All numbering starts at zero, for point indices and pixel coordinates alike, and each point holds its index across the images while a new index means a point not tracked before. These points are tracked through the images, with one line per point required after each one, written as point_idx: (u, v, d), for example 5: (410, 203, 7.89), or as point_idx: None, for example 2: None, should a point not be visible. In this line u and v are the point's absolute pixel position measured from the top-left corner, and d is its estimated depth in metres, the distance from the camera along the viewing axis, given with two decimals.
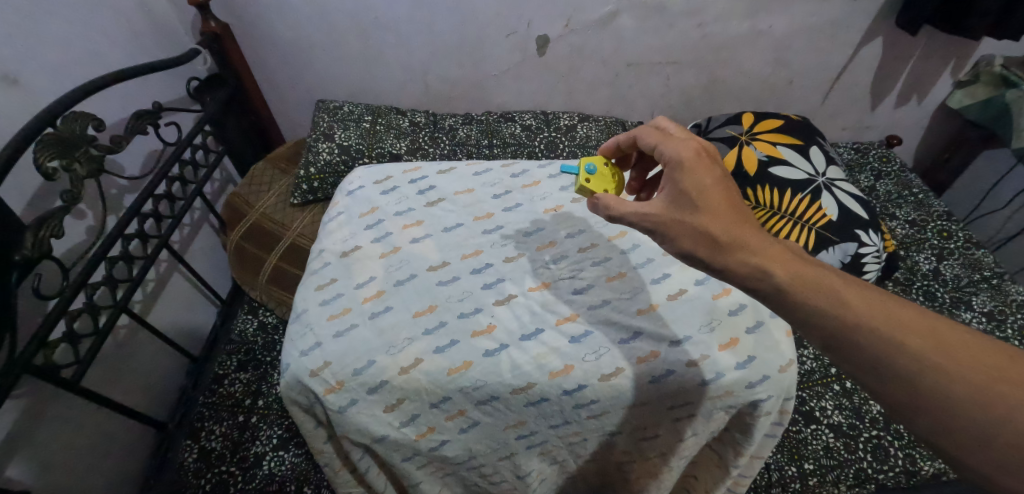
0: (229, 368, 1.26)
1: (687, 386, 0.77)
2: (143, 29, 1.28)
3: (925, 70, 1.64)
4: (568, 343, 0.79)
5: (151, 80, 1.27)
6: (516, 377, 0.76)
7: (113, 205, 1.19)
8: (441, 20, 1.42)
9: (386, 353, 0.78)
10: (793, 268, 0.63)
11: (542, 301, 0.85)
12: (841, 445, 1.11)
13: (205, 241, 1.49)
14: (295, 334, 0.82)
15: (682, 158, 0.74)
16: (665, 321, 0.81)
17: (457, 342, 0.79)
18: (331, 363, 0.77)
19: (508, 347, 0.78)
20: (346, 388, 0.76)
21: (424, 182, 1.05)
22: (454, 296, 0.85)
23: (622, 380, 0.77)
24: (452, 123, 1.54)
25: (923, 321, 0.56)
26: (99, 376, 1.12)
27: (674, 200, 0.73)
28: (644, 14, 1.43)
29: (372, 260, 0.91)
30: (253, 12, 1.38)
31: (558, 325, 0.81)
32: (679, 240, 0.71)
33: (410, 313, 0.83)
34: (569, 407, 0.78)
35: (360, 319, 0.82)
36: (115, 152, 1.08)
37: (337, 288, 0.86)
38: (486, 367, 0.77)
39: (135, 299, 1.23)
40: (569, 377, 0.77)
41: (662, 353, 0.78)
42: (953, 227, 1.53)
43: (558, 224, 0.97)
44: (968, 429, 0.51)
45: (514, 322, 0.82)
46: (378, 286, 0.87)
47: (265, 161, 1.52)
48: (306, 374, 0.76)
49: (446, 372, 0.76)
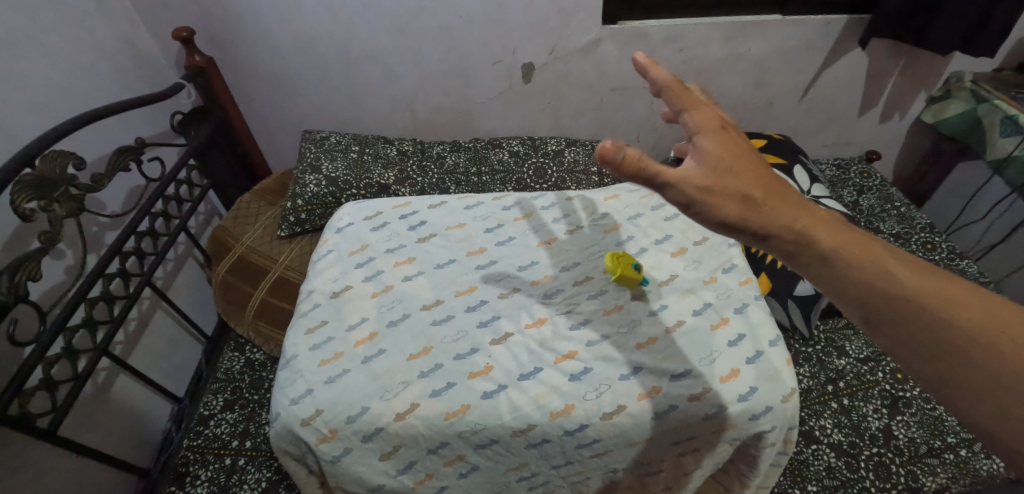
0: (215, 408, 1.22)
1: (690, 421, 0.76)
2: (125, 65, 1.27)
3: (901, 89, 1.69)
4: (568, 382, 0.78)
5: (133, 116, 1.26)
6: (515, 419, 0.75)
7: (93, 243, 1.16)
8: (427, 51, 1.43)
9: (381, 399, 0.75)
10: (837, 234, 0.59)
11: (539, 339, 0.83)
12: (843, 465, 1.10)
13: (189, 276, 1.46)
14: (284, 381, 0.79)
15: (709, 118, 0.64)
16: (664, 355, 0.81)
17: (454, 384, 0.77)
18: (323, 411, 0.75)
19: (507, 388, 0.77)
20: (340, 436, 0.74)
21: (415, 217, 1.04)
22: (449, 336, 0.84)
23: (623, 418, 0.75)
24: (440, 151, 1.54)
25: (978, 298, 0.52)
26: (77, 424, 1.07)
27: (710, 165, 0.62)
28: (626, 40, 1.46)
29: (363, 300, 0.89)
30: (238, 46, 1.38)
31: (557, 363, 0.80)
32: (724, 209, 0.60)
33: (404, 356, 0.81)
34: (571, 447, 0.76)
35: (353, 364, 0.80)
36: (95, 191, 1.06)
37: (328, 331, 0.85)
38: (484, 410, 0.75)
39: (116, 340, 1.19)
40: (570, 417, 0.75)
41: (662, 388, 0.77)
42: (937, 239, 1.55)
43: (551, 257, 0.96)
44: (1014, 408, 0.48)
45: (512, 362, 0.80)
46: (371, 327, 0.85)
47: (250, 194, 1.50)
48: (297, 423, 0.74)
49: (443, 417, 0.74)
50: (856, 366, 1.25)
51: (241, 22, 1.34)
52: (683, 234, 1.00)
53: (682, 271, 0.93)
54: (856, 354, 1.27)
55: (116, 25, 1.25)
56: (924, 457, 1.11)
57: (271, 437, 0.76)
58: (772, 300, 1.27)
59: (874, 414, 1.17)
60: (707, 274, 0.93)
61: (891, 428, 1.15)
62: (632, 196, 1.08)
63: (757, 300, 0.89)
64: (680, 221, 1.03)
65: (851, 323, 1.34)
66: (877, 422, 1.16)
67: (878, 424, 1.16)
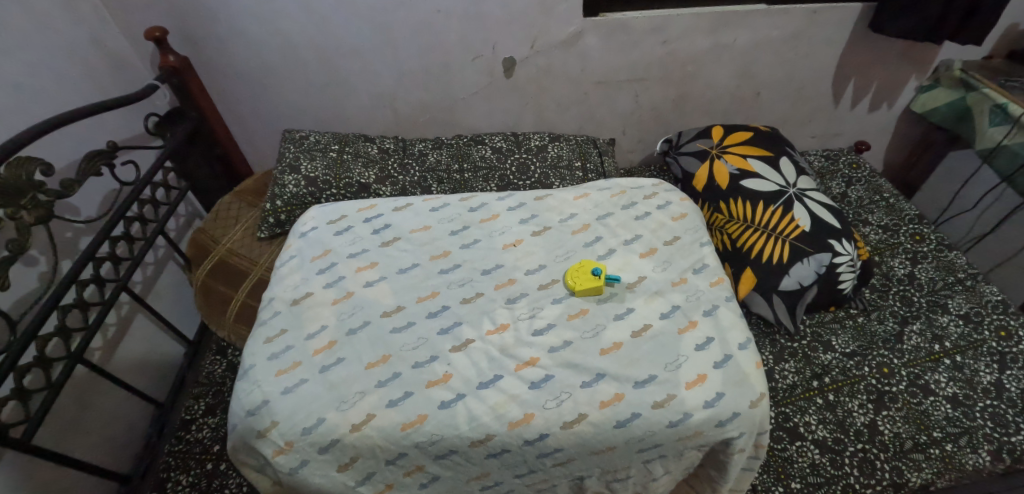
0: (196, 413, 1.21)
1: (655, 429, 0.77)
2: (97, 68, 1.25)
3: (889, 78, 1.66)
4: (529, 390, 0.79)
5: (105, 120, 1.24)
6: (473, 429, 0.76)
7: (68, 249, 1.14)
8: (406, 47, 1.41)
9: (336, 410, 0.76)
10: None
11: (500, 346, 0.84)
12: (827, 462, 1.09)
13: (169, 280, 1.44)
14: (240, 392, 0.80)
15: None
16: (629, 360, 0.82)
17: (411, 394, 0.78)
18: (278, 423, 0.76)
19: (465, 397, 0.78)
20: (296, 448, 0.75)
21: (380, 220, 1.04)
22: (408, 344, 0.84)
23: (585, 426, 0.77)
24: (421, 148, 1.51)
25: None
26: (56, 433, 1.07)
27: None
28: (608, 32, 1.43)
29: (322, 307, 0.90)
30: (213, 44, 1.36)
31: (517, 371, 0.81)
32: None
33: (362, 364, 0.82)
34: (533, 456, 0.77)
35: (310, 374, 0.81)
36: (65, 197, 1.03)
37: (286, 340, 0.85)
38: (441, 420, 0.76)
39: (94, 347, 1.18)
40: (530, 426, 0.76)
41: (626, 395, 0.79)
42: (926, 230, 1.54)
43: (517, 260, 0.98)
44: None
45: (471, 370, 0.81)
46: (330, 336, 0.86)
47: (231, 195, 1.48)
48: (253, 436, 0.76)
49: (399, 428, 0.75)
50: (842, 361, 1.24)
51: (214, 21, 1.31)
52: (653, 234, 1.03)
53: (651, 272, 0.96)
54: (842, 348, 1.26)
55: (87, 27, 1.23)
56: (909, 452, 1.11)
57: (229, 446, 0.79)
58: (756, 296, 1.27)
59: (860, 409, 1.16)
60: (677, 275, 0.95)
61: (876, 423, 1.14)
62: (602, 195, 1.11)
63: (728, 302, 0.91)
64: (650, 220, 1.06)
65: (838, 316, 1.32)
66: (862, 418, 1.15)
67: (864, 419, 1.15)
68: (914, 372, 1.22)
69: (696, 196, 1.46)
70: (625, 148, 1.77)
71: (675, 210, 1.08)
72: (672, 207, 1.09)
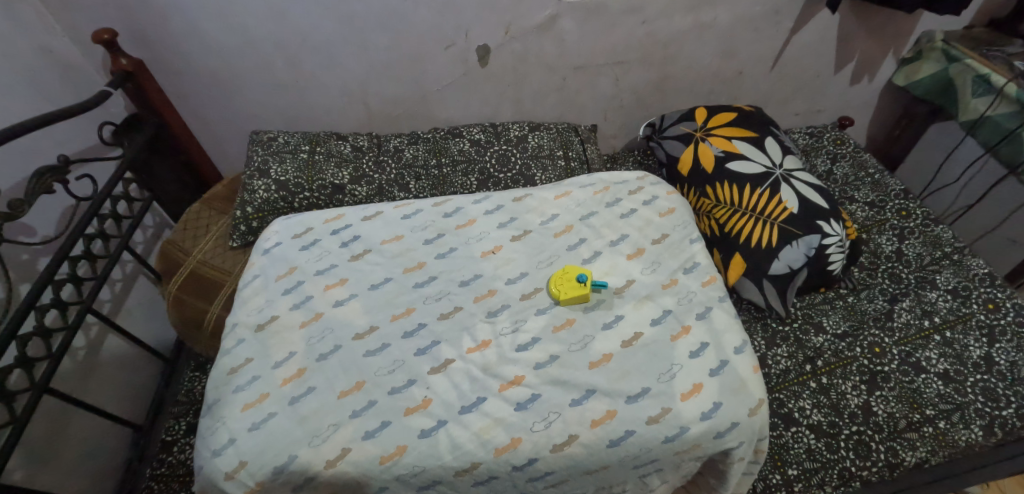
0: (177, 433, 1.15)
1: (650, 444, 0.79)
2: (43, 75, 1.17)
3: (870, 50, 1.63)
4: (514, 412, 0.80)
5: (53, 131, 1.16)
6: (457, 458, 0.77)
7: (26, 272, 1.07)
8: (374, 38, 1.34)
9: (309, 446, 0.77)
10: None
11: (482, 365, 0.85)
12: (822, 447, 1.08)
13: (141, 295, 1.38)
14: (207, 430, 0.82)
15: None
16: (618, 375, 0.83)
17: (389, 423, 0.79)
18: (247, 463, 0.76)
19: (448, 424, 0.79)
20: (267, 487, 0.76)
21: (348, 232, 1.04)
22: (383, 368, 0.85)
23: (576, 447, 0.78)
24: (397, 145, 1.44)
25: None
26: (26, 466, 1.01)
27: None
28: (585, 16, 1.38)
29: (291, 331, 0.90)
30: (167, 45, 1.28)
31: (502, 391, 0.82)
32: None
33: (335, 393, 0.82)
34: (523, 480, 0.79)
35: (279, 406, 0.81)
36: (14, 218, 0.96)
37: (252, 370, 0.86)
38: (423, 451, 0.77)
39: (63, 372, 1.12)
40: (517, 451, 0.77)
41: (618, 412, 0.80)
42: (911, 205, 1.52)
43: (495, 269, 0.98)
44: None
45: (452, 393, 0.82)
46: (299, 363, 0.86)
47: (199, 203, 1.41)
48: (221, 477, 0.76)
49: (377, 462, 0.76)
50: (834, 343, 1.23)
51: (167, 20, 1.23)
52: (640, 233, 1.03)
53: (640, 275, 0.96)
54: (834, 329, 1.25)
55: (28, 32, 1.14)
56: (903, 432, 1.10)
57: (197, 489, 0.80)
58: (746, 282, 1.25)
59: (853, 390, 1.15)
60: (667, 276, 0.96)
61: (870, 403, 1.13)
62: (585, 192, 1.11)
63: (720, 302, 0.92)
64: (637, 217, 1.06)
65: (828, 298, 1.31)
66: (856, 399, 1.14)
67: (857, 401, 1.14)
68: (905, 350, 1.21)
69: (682, 181, 1.43)
70: (607, 134, 1.73)
71: (662, 205, 1.08)
72: (659, 202, 1.09)
